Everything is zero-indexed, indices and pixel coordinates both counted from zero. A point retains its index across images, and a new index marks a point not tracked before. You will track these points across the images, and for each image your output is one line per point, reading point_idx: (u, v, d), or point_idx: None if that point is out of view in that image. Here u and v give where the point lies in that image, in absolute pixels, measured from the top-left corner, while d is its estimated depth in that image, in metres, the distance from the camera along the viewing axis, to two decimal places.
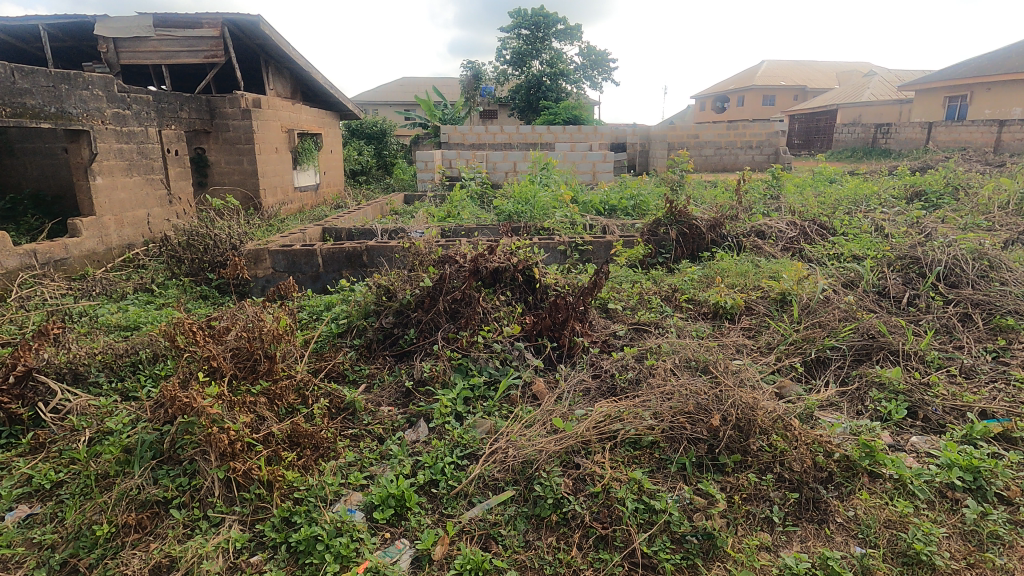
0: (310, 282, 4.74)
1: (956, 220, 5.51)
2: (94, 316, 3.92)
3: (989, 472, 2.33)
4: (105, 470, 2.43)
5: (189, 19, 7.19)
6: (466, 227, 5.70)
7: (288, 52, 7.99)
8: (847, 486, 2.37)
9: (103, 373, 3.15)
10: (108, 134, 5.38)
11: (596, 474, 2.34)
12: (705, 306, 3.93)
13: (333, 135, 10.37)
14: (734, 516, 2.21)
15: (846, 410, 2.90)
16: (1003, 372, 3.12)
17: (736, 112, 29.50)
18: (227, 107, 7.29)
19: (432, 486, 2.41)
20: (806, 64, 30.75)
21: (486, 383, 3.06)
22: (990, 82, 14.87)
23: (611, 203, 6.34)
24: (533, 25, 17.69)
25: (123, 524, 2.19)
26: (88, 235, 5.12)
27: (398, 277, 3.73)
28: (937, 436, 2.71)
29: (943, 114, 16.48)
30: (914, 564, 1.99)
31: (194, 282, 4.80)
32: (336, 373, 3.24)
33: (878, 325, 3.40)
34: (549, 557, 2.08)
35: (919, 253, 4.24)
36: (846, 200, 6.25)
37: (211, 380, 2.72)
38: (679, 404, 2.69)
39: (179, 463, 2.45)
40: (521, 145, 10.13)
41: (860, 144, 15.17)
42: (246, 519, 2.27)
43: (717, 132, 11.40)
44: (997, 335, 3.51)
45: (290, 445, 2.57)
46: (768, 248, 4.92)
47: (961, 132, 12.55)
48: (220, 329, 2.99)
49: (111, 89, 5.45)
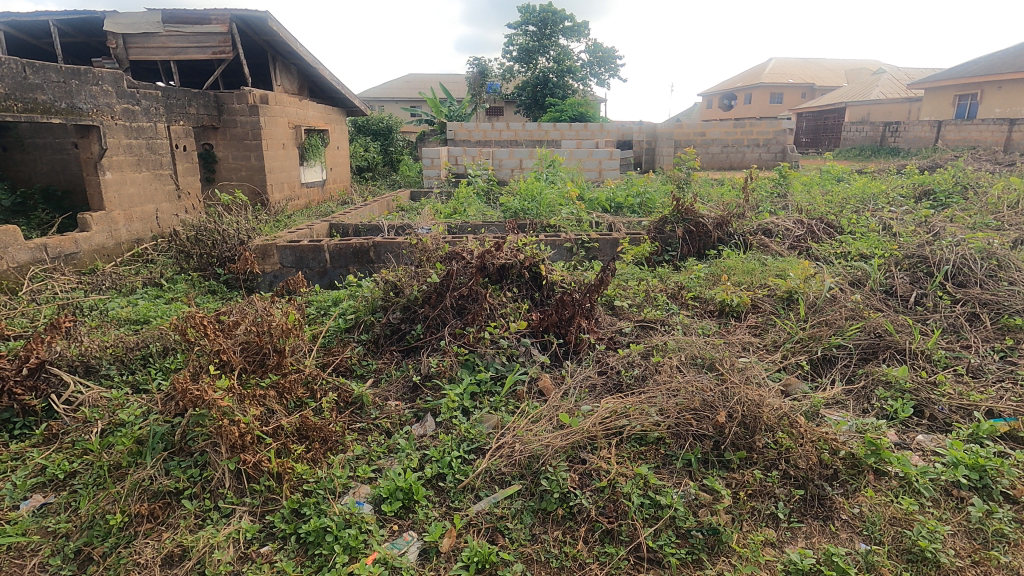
0: (317, 277, 4.77)
1: (965, 220, 5.50)
2: (104, 310, 3.96)
3: (994, 471, 2.33)
4: (117, 461, 2.47)
5: (198, 15, 7.23)
6: (473, 223, 5.72)
7: (295, 47, 8.01)
8: (853, 483, 2.37)
9: (114, 366, 3.20)
10: (117, 129, 5.42)
11: (603, 468, 2.37)
12: (710, 304, 3.94)
13: (340, 131, 10.41)
14: (740, 511, 2.23)
15: (852, 408, 2.90)
16: (1010, 372, 3.12)
17: (745, 110, 29.31)
18: (235, 103, 7.33)
19: (440, 480, 2.44)
20: (814, 62, 30.54)
21: (492, 378, 3.09)
22: (1000, 80, 14.73)
23: (617, 201, 6.36)
24: (540, 22, 17.67)
25: (135, 514, 2.22)
26: (97, 230, 5.17)
27: (405, 273, 3.75)
28: (943, 435, 2.71)
29: (954, 113, 16.39)
30: (919, 562, 2.00)
31: (203, 277, 4.84)
32: (344, 368, 3.27)
33: (884, 324, 3.41)
34: (556, 551, 2.10)
35: (926, 253, 4.23)
36: (854, 199, 6.22)
37: (221, 374, 2.76)
38: (685, 400, 2.70)
39: (190, 455, 2.49)
40: (526, 142, 10.12)
41: (869, 143, 15.04)
42: (256, 511, 2.30)
43: (724, 129, 11.34)
44: (1006, 334, 3.49)
45: (299, 439, 2.60)
46: (775, 246, 4.90)
47: (972, 130, 12.48)
48: (230, 323, 3.02)
49: (121, 84, 5.49)
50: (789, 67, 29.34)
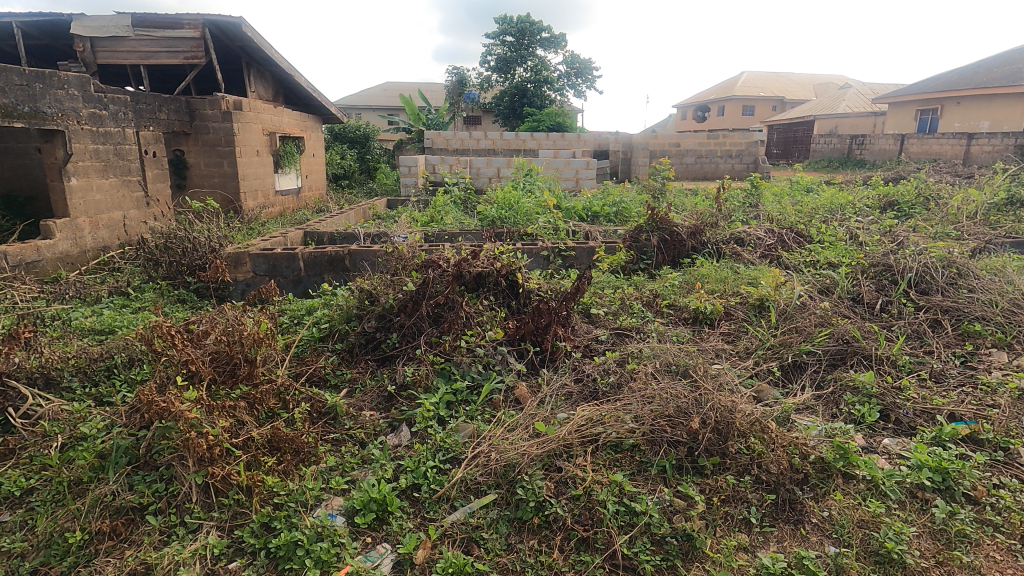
0: (291, 286, 4.70)
1: (926, 230, 5.68)
2: (67, 320, 3.83)
3: (957, 473, 2.40)
4: (78, 476, 2.39)
5: (170, 20, 7.10)
6: (450, 232, 5.75)
7: (270, 53, 7.92)
8: (822, 487, 2.42)
9: (76, 378, 3.09)
10: (83, 134, 5.28)
11: (578, 476, 2.36)
12: (685, 311, 3.99)
13: (315, 138, 10.31)
14: (713, 517, 2.25)
15: (822, 413, 2.97)
16: (971, 377, 3.24)
17: (718, 122, 29.98)
18: (207, 109, 7.20)
19: (415, 490, 2.41)
20: (784, 76, 31.39)
21: (468, 387, 3.07)
22: (960, 96, 15.30)
23: (593, 210, 6.42)
24: (518, 32, 17.80)
25: (96, 531, 2.15)
26: (61, 237, 5.02)
27: (380, 281, 3.71)
28: (908, 438, 2.79)
29: (915, 127, 16.98)
30: (886, 563, 2.04)
31: (172, 286, 4.72)
32: (318, 377, 3.22)
33: (852, 330, 3.49)
34: (531, 560, 2.08)
35: (891, 260, 4.35)
36: (822, 209, 6.39)
37: (189, 385, 2.70)
38: (659, 407, 2.73)
39: (155, 469, 2.42)
40: (504, 151, 10.19)
41: (836, 155, 15.65)
42: (224, 525, 2.24)
43: (698, 141, 11.57)
44: (965, 340, 3.63)
45: (270, 450, 2.55)
46: (747, 255, 5.01)
47: (933, 144, 12.99)
48: (199, 333, 2.95)
49: (87, 88, 5.35)
50: (760, 81, 30.13)
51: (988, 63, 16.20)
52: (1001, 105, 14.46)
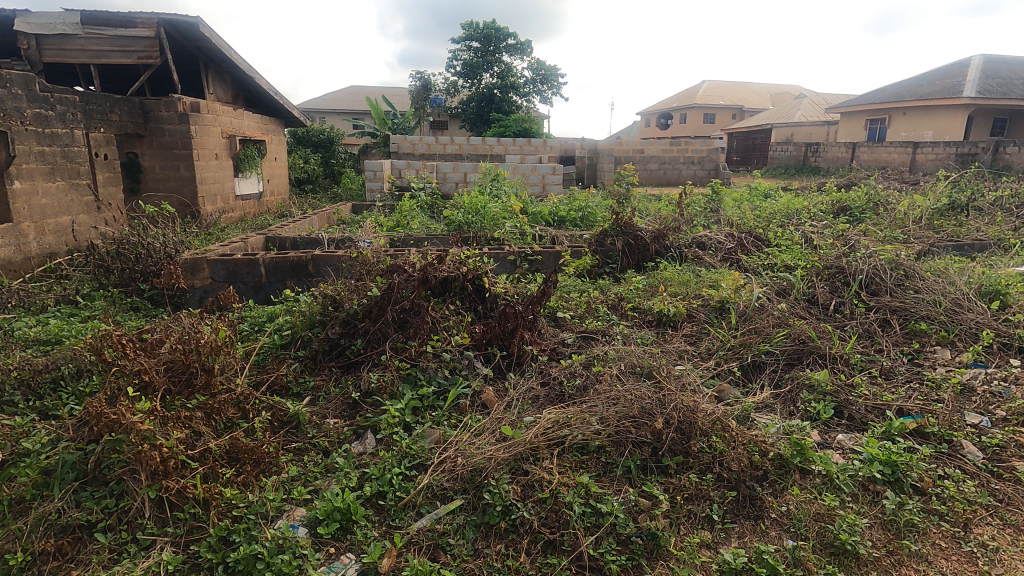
0: (252, 292, 4.58)
1: (876, 233, 5.93)
2: (9, 330, 3.64)
3: (905, 465, 2.51)
4: (20, 494, 2.26)
5: (123, 18, 6.86)
6: (416, 236, 5.72)
7: (229, 55, 7.74)
8: (780, 482, 2.49)
9: (18, 391, 2.93)
10: (27, 135, 5.03)
11: (545, 479, 2.37)
12: (649, 314, 4.05)
13: (277, 142, 10.09)
14: (677, 515, 2.29)
15: (780, 411, 3.06)
16: (917, 373, 3.39)
17: (681, 130, 30.69)
18: (162, 111, 6.96)
19: (380, 498, 2.37)
20: (743, 86, 32.37)
21: (435, 393, 3.04)
22: (906, 107, 16.08)
23: (559, 215, 6.48)
24: (484, 38, 17.89)
25: (40, 552, 2.04)
26: (3, 243, 4.77)
27: (345, 286, 3.65)
28: (860, 433, 2.90)
29: (865, 136, 17.78)
30: (841, 555, 2.12)
31: (124, 293, 4.53)
32: (279, 386, 3.15)
33: (808, 330, 3.61)
34: (498, 564, 2.07)
35: (843, 263, 4.53)
36: (780, 214, 6.61)
37: (142, 396, 2.59)
38: (624, 408, 2.76)
39: (105, 484, 2.31)
40: (471, 156, 10.21)
41: (793, 162, 16.25)
42: (179, 541, 2.16)
43: (661, 147, 11.83)
44: (912, 338, 3.80)
45: (228, 461, 2.48)
46: (708, 258, 5.14)
47: (881, 152, 13.60)
48: (152, 341, 2.83)
49: (32, 88, 5.11)
50: (720, 90, 31.01)
51: (931, 76, 17.08)
52: (942, 117, 15.25)
